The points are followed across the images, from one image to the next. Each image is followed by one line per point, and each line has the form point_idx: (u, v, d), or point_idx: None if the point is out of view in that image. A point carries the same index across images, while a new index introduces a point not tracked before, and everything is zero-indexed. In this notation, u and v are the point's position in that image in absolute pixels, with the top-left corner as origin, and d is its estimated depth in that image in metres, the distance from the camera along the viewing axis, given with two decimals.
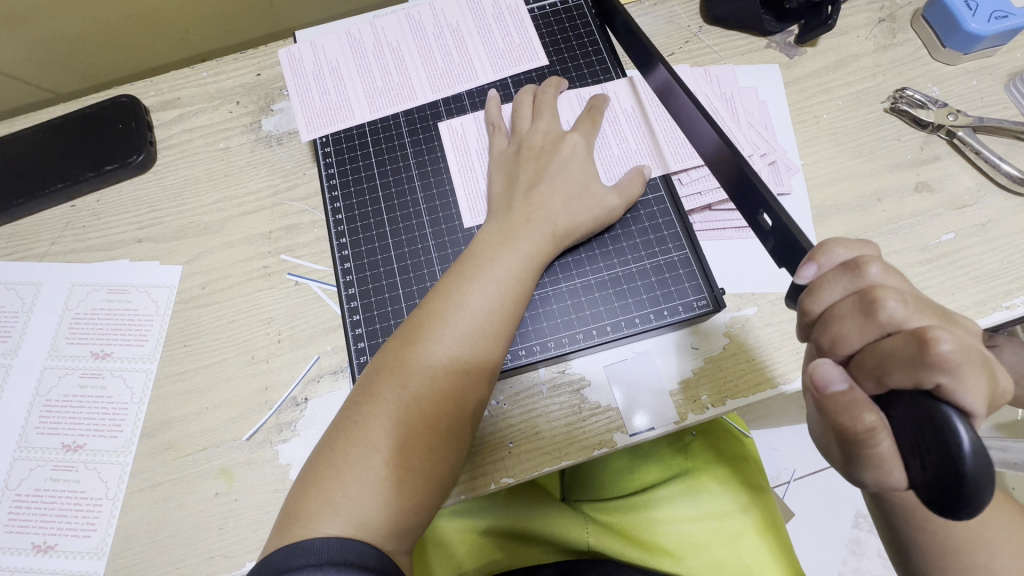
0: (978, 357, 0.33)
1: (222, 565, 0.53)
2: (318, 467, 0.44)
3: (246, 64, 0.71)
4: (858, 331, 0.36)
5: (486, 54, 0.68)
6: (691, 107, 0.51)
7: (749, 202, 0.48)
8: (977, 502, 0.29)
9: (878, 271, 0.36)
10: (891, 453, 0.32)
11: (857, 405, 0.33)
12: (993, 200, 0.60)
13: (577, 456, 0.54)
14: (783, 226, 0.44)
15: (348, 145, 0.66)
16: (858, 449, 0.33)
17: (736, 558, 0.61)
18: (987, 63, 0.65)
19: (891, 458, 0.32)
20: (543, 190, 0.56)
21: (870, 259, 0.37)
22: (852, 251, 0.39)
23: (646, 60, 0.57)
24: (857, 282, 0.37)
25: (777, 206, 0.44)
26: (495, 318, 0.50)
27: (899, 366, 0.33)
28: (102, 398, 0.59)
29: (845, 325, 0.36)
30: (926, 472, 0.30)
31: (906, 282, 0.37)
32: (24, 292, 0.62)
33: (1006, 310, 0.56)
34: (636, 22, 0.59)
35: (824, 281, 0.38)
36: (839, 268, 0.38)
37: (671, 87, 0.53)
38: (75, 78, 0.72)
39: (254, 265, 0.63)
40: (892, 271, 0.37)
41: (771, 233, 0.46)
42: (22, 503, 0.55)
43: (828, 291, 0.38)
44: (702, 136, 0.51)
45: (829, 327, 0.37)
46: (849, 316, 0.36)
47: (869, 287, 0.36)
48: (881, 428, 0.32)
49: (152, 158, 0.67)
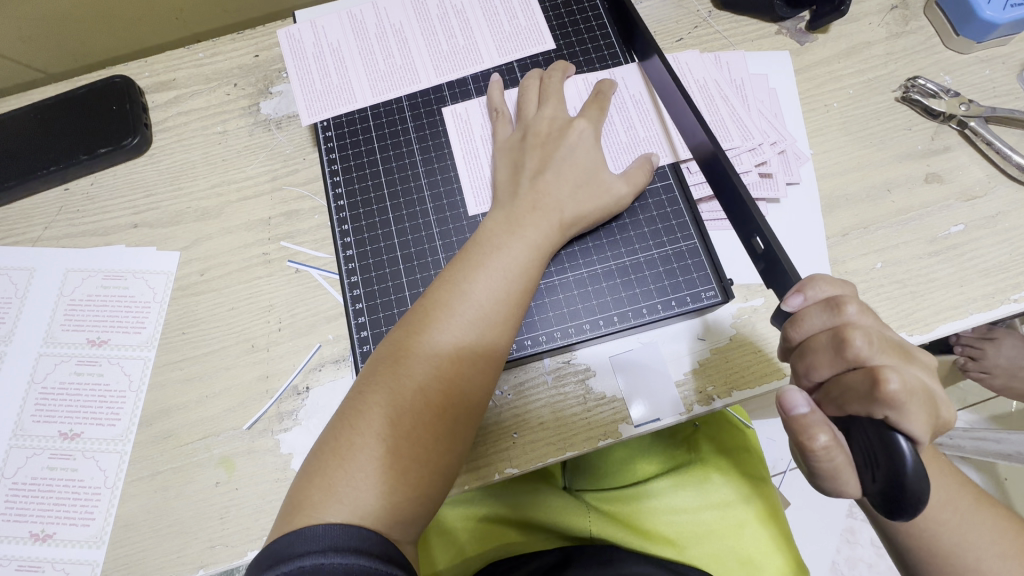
0: (923, 393, 0.35)
1: (223, 555, 0.52)
2: (323, 457, 0.43)
3: (243, 45, 0.69)
4: (828, 363, 0.38)
5: (491, 36, 0.66)
6: (682, 102, 0.54)
7: (742, 224, 0.49)
8: (915, 512, 0.32)
9: (854, 311, 0.38)
10: (844, 464, 0.35)
11: (813, 427, 0.36)
12: (1003, 191, 0.59)
13: (581, 446, 0.54)
14: (772, 250, 0.45)
15: (349, 130, 0.64)
16: (814, 463, 0.36)
17: (737, 547, 0.61)
18: (999, 52, 0.64)
19: (845, 470, 0.35)
20: (549, 176, 0.55)
21: (848, 298, 0.39)
22: (834, 288, 0.41)
23: (644, 49, 0.61)
24: (834, 319, 0.38)
25: (768, 232, 0.45)
26: (501, 306, 0.49)
27: (856, 399, 0.36)
28: (99, 385, 0.58)
29: (817, 357, 0.38)
30: (876, 483, 0.34)
31: (879, 321, 0.39)
32: (17, 277, 0.61)
33: (1013, 303, 0.56)
34: (638, 15, 0.61)
35: (804, 314, 0.40)
36: (820, 305, 0.39)
37: (665, 77, 0.57)
38: (65, 57, 0.70)
39: (253, 251, 0.61)
40: (866, 311, 0.39)
41: (761, 256, 0.48)
42: (19, 491, 0.54)
43: (808, 323, 0.40)
44: (690, 130, 0.54)
45: (803, 357, 0.40)
46: (821, 350, 0.38)
47: (843, 325, 0.38)
48: (834, 447, 0.35)
49: (147, 142, 0.65)
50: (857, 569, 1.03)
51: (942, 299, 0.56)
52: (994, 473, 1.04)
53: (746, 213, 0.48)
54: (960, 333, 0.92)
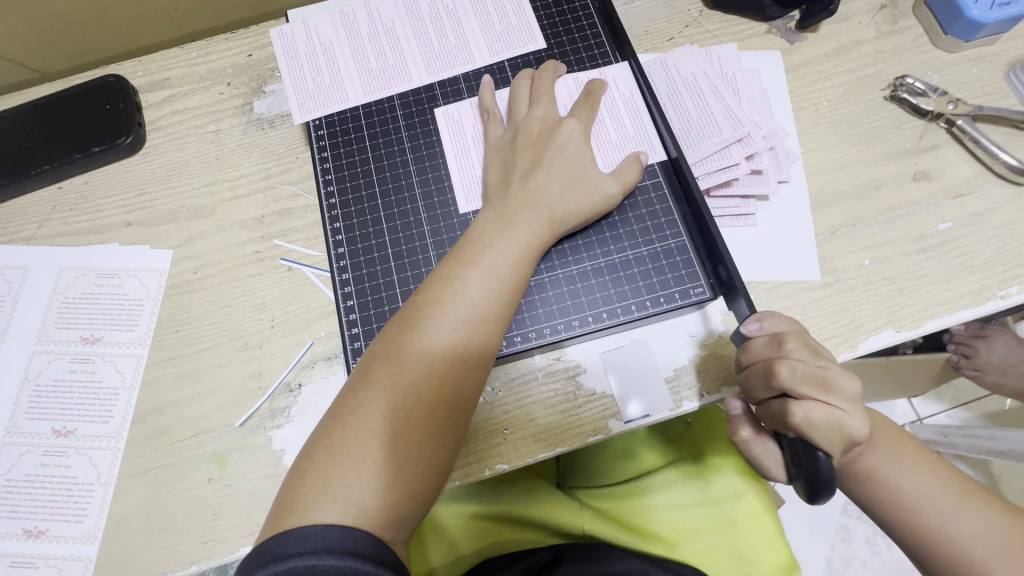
0: (835, 422, 0.42)
1: (216, 551, 0.53)
2: (315, 454, 0.43)
3: (236, 45, 0.69)
4: (760, 387, 0.45)
5: (482, 35, 0.67)
6: (664, 135, 0.60)
7: (711, 257, 0.56)
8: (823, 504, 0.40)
9: (791, 346, 0.43)
10: (765, 455, 0.48)
11: (739, 427, 0.49)
12: (991, 189, 0.60)
13: (571, 442, 0.54)
14: (733, 281, 0.51)
15: (341, 128, 0.65)
16: (748, 455, 0.49)
17: (729, 543, 0.62)
18: (988, 51, 0.65)
19: (767, 460, 0.47)
20: (539, 176, 0.55)
21: (789, 336, 0.44)
22: (782, 324, 0.46)
23: (629, 59, 0.64)
24: (773, 351, 0.44)
25: (731, 266, 0.51)
26: (493, 303, 0.49)
27: (771, 420, 0.45)
28: (93, 383, 0.58)
29: (752, 381, 0.45)
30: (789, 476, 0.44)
31: (819, 351, 0.44)
32: (10, 275, 0.61)
33: (999, 300, 0.56)
34: (620, 27, 0.65)
35: (750, 344, 0.46)
36: (766, 338, 0.45)
37: (642, 104, 0.62)
38: (62, 57, 0.70)
39: (246, 250, 0.62)
40: (803, 345, 0.44)
41: (722, 283, 0.55)
42: (12, 488, 0.55)
43: (752, 352, 0.46)
44: (668, 161, 0.60)
45: (746, 378, 0.46)
46: (756, 376, 0.45)
47: (777, 358, 0.44)
48: (751, 440, 0.48)
49: (140, 140, 0.65)
50: (851, 567, 1.03)
51: (930, 295, 0.57)
52: (988, 471, 1.04)
53: (714, 249, 0.54)
54: (953, 331, 0.91)
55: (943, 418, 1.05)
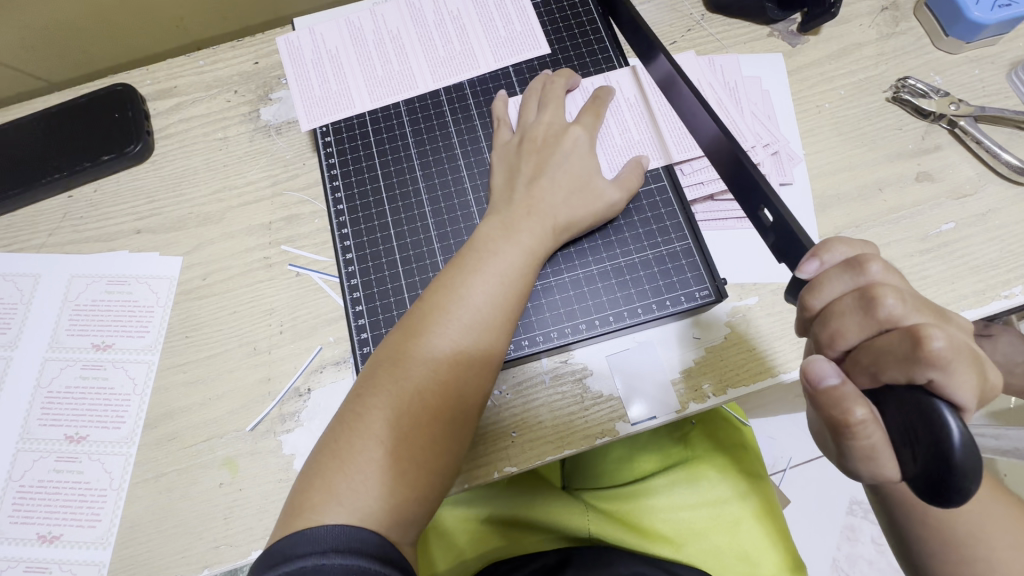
0: (970, 353, 0.34)
1: (227, 555, 0.53)
2: (322, 459, 0.44)
3: (243, 52, 0.70)
4: (856, 327, 0.37)
5: (487, 42, 0.67)
6: (696, 104, 0.50)
7: (748, 198, 0.48)
8: (965, 493, 0.30)
9: (878, 269, 0.38)
10: (881, 443, 0.34)
11: (849, 400, 0.34)
12: (993, 189, 0.60)
13: (579, 445, 0.55)
14: (782, 220, 0.44)
15: (348, 135, 0.65)
16: (850, 442, 0.34)
17: (734, 543, 0.63)
18: (988, 52, 0.65)
19: (883, 449, 0.34)
20: (543, 183, 0.56)
21: (870, 258, 0.38)
22: (850, 249, 0.40)
23: (648, 49, 0.57)
24: (857, 280, 0.38)
25: (778, 203, 0.44)
26: (497, 312, 0.50)
27: (893, 362, 0.35)
28: (104, 389, 0.58)
29: (844, 321, 0.38)
30: (917, 463, 0.32)
31: (905, 281, 0.39)
32: (22, 283, 0.62)
33: (1004, 299, 0.57)
34: (639, 13, 0.59)
35: (825, 279, 0.39)
36: (840, 267, 0.39)
37: (674, 80, 0.53)
38: (70, 66, 0.71)
39: (254, 256, 0.62)
40: (891, 270, 0.38)
41: (771, 228, 0.46)
42: (26, 494, 0.55)
43: (829, 287, 0.39)
44: (703, 131, 0.51)
45: (827, 323, 0.39)
46: (848, 313, 0.37)
47: (868, 285, 0.37)
48: (871, 422, 0.34)
49: (149, 149, 0.66)
50: (857, 566, 1.03)
51: (936, 295, 0.57)
52: (995, 470, 1.04)
53: (754, 184, 0.46)
54: None
55: None
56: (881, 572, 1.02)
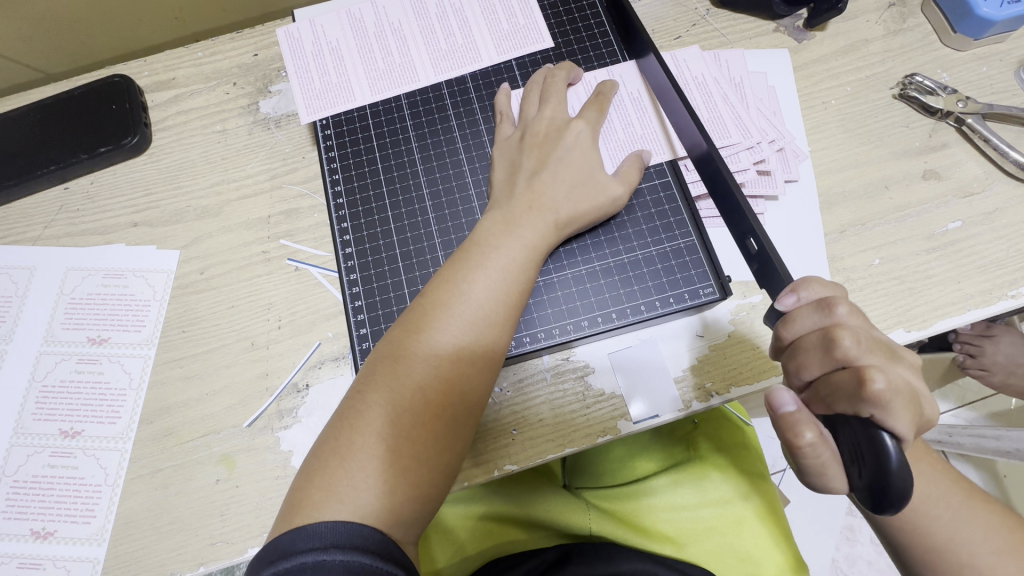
0: (911, 395, 0.35)
1: (224, 551, 0.53)
2: (323, 457, 0.43)
3: (243, 43, 0.69)
4: (818, 362, 0.37)
5: (489, 35, 0.67)
6: (673, 93, 0.56)
7: (733, 208, 0.49)
8: (897, 508, 0.32)
9: (845, 312, 0.37)
10: (831, 460, 0.36)
11: (801, 424, 0.35)
12: (1001, 188, 0.60)
13: (581, 443, 0.54)
14: (764, 251, 0.46)
15: (349, 128, 0.64)
16: (800, 460, 0.36)
17: (737, 543, 0.62)
18: (997, 49, 0.65)
19: (831, 466, 0.35)
20: (545, 177, 0.55)
21: (839, 299, 0.38)
22: (827, 290, 0.40)
23: (642, 49, 0.62)
24: (825, 320, 0.38)
25: (761, 231, 0.46)
26: (501, 306, 0.49)
27: (843, 398, 0.35)
28: (100, 383, 0.58)
29: (808, 356, 0.38)
30: (863, 479, 0.33)
31: (868, 321, 0.39)
32: (17, 276, 0.61)
33: (1010, 299, 0.56)
34: (636, 15, 0.62)
35: (796, 314, 0.39)
36: (811, 306, 0.39)
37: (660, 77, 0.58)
38: (68, 57, 0.70)
39: (253, 250, 0.61)
40: (857, 312, 0.38)
41: (756, 256, 0.48)
42: (20, 489, 0.54)
43: (798, 323, 0.39)
44: (681, 122, 0.55)
45: (794, 355, 0.39)
46: (811, 349, 0.38)
47: (833, 325, 0.37)
48: (819, 444, 0.35)
49: (147, 140, 0.65)
50: (856, 566, 1.03)
51: (940, 295, 0.56)
52: (993, 470, 1.03)
53: (732, 199, 0.48)
54: (958, 330, 0.90)
55: (950, 417, 1.04)
56: (879, 572, 1.02)
